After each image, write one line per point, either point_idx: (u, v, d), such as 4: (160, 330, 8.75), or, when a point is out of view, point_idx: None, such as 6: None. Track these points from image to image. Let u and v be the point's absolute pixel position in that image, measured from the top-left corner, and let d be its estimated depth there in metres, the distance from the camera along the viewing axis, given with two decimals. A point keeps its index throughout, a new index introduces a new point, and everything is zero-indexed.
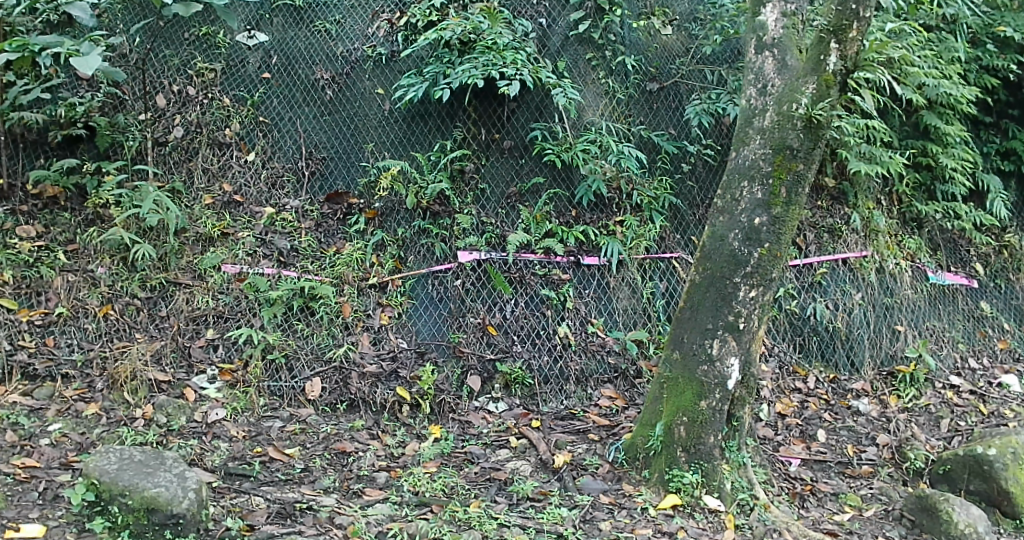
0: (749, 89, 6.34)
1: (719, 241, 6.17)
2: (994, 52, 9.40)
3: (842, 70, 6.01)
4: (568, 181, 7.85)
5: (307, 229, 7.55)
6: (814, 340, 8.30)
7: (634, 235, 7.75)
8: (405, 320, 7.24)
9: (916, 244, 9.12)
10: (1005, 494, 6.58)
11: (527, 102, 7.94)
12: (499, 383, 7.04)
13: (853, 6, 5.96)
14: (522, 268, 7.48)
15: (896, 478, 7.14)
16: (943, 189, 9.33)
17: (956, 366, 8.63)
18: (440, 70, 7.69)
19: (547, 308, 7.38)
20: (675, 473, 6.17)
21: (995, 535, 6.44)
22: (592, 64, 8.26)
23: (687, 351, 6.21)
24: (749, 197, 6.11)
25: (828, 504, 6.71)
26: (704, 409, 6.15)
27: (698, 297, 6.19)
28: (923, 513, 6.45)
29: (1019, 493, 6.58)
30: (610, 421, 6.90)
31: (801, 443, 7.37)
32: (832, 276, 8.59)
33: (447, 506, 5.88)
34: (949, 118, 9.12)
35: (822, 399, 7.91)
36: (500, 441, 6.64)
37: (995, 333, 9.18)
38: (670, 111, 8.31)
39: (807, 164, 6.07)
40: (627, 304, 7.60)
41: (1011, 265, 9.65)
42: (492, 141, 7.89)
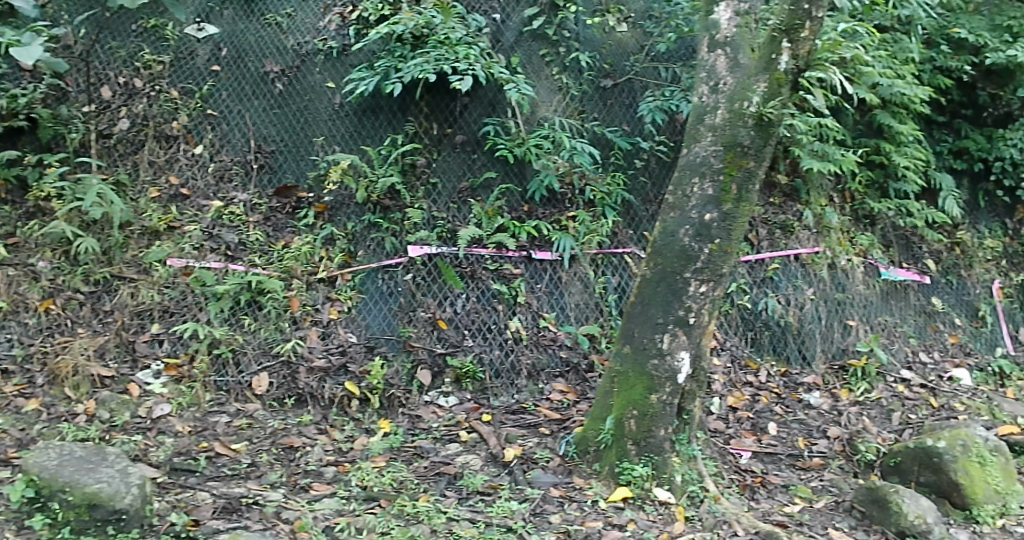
0: (700, 86, 6.34)
1: (670, 236, 6.20)
2: (947, 53, 9.58)
3: (792, 69, 6.08)
4: (521, 176, 7.86)
5: (255, 223, 7.48)
6: (766, 335, 8.38)
7: (586, 231, 7.74)
8: (355, 314, 7.20)
9: (868, 240, 9.24)
10: (954, 485, 6.69)
11: (480, 97, 7.94)
12: (449, 377, 7.03)
13: (805, 6, 5.99)
14: (473, 263, 7.47)
15: (846, 470, 7.22)
16: (896, 186, 9.44)
17: (907, 360, 8.76)
18: (392, 64, 7.66)
19: (499, 303, 7.39)
20: (625, 467, 6.21)
21: (945, 526, 6.55)
22: (546, 60, 8.29)
23: (637, 345, 6.23)
24: (699, 194, 6.15)
25: (779, 496, 6.79)
26: (654, 403, 6.18)
27: (649, 291, 6.22)
28: (874, 504, 6.52)
29: (968, 484, 6.69)
30: (561, 414, 6.91)
31: (752, 435, 7.44)
32: (783, 271, 8.66)
33: (395, 501, 5.88)
34: (902, 117, 9.26)
35: (773, 392, 7.99)
36: (450, 435, 6.63)
37: (946, 328, 9.32)
38: (624, 108, 8.35)
39: (757, 162, 6.11)
40: (580, 299, 7.62)
41: (963, 261, 9.77)
42: (444, 136, 7.90)
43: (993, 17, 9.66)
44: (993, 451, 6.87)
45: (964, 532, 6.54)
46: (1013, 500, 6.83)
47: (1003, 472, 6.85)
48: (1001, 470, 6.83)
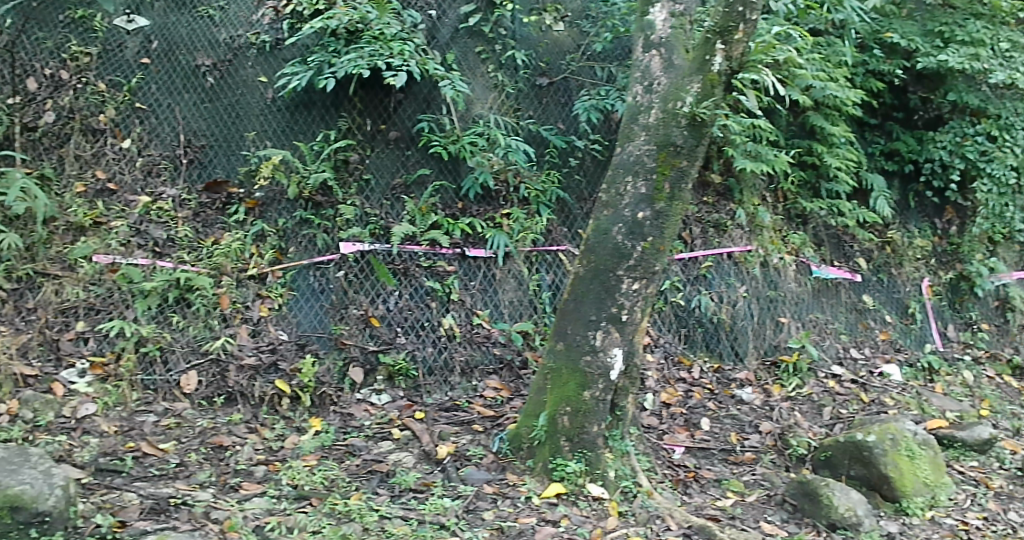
0: (635, 86, 6.39)
1: (603, 234, 6.25)
2: (880, 57, 9.83)
3: (726, 71, 6.16)
4: (455, 173, 7.89)
5: (184, 219, 7.37)
6: (699, 332, 8.50)
7: (520, 228, 7.78)
8: (286, 312, 7.15)
9: (800, 239, 9.43)
10: (884, 478, 6.84)
11: (414, 93, 7.95)
12: (382, 375, 7.03)
13: (739, 9, 6.08)
14: (406, 260, 7.47)
15: (778, 464, 7.36)
16: (828, 186, 9.66)
17: (838, 356, 8.96)
18: (325, 59, 7.62)
19: (432, 300, 7.40)
20: (559, 463, 6.25)
21: (874, 517, 6.70)
22: (481, 58, 8.31)
23: (571, 342, 6.28)
24: (632, 192, 6.20)
25: (711, 490, 6.89)
26: (587, 399, 6.23)
27: (582, 288, 6.27)
28: (804, 497, 6.67)
29: (897, 477, 6.85)
30: (494, 411, 6.95)
31: (685, 431, 7.55)
32: (717, 269, 8.79)
33: (327, 499, 5.87)
34: (835, 119, 9.45)
35: (706, 388, 8.11)
36: (383, 433, 6.63)
37: (877, 325, 9.54)
38: (559, 107, 8.41)
39: (690, 161, 6.18)
40: (513, 296, 7.66)
41: (893, 259, 10.01)
42: (378, 132, 7.89)
43: (925, 23, 9.87)
44: (922, 445, 7.07)
45: (894, 523, 6.70)
46: (942, 492, 7.01)
47: (931, 464, 7.04)
48: (930, 463, 7.03)
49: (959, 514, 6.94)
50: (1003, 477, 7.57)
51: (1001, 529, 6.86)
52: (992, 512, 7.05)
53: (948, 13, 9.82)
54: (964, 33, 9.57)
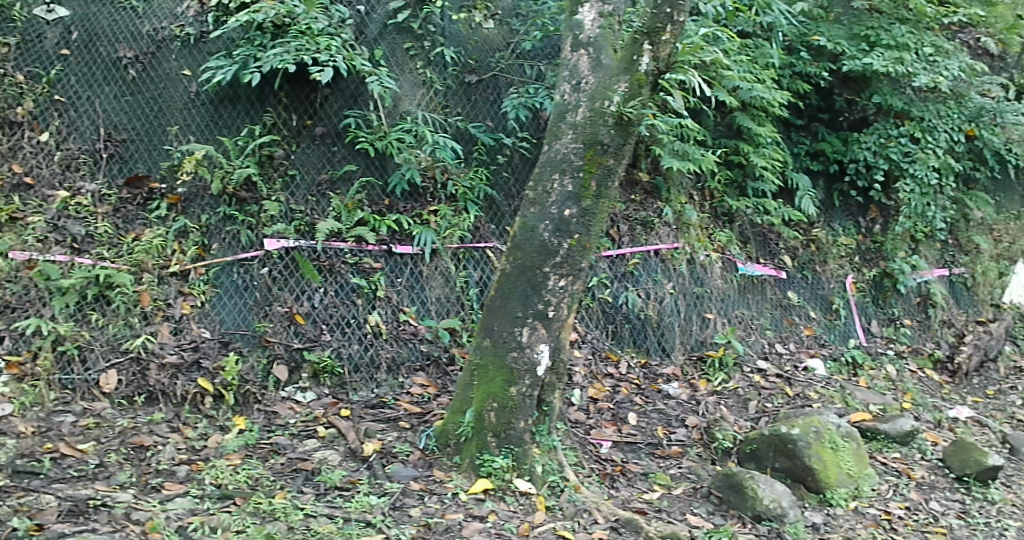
0: (563, 85, 6.42)
1: (530, 231, 6.29)
2: (807, 59, 10.08)
3: (653, 71, 6.27)
4: (381, 169, 7.88)
5: (103, 215, 7.25)
6: (626, 327, 8.61)
7: (448, 225, 7.82)
8: (208, 309, 7.08)
9: (726, 237, 9.62)
10: (808, 470, 7.02)
11: (341, 89, 7.91)
12: (307, 372, 7.03)
13: (667, 11, 6.21)
14: (332, 257, 7.46)
15: (704, 457, 7.50)
16: (755, 186, 9.87)
17: (763, 350, 9.17)
18: (251, 53, 7.56)
19: (358, 297, 7.40)
20: (486, 459, 6.29)
21: (799, 508, 6.87)
22: (410, 54, 8.30)
23: (497, 338, 6.32)
24: (559, 190, 6.25)
25: (638, 484, 7.00)
26: (514, 395, 6.29)
27: (508, 285, 6.31)
28: (730, 489, 6.79)
29: (821, 469, 7.04)
30: (421, 408, 7.02)
31: (612, 425, 7.65)
32: (644, 266, 8.92)
33: (251, 498, 5.83)
34: (761, 120, 9.65)
35: (632, 383, 8.24)
36: (308, 431, 6.64)
37: (801, 321, 9.78)
38: (488, 104, 8.47)
39: (616, 159, 6.25)
40: (440, 293, 7.71)
41: (818, 257, 10.28)
42: (303, 128, 7.82)
43: (852, 27, 10.18)
44: (845, 437, 7.35)
45: (818, 514, 6.88)
46: (864, 483, 7.23)
47: (854, 456, 7.30)
48: (852, 455, 7.28)
49: (882, 504, 7.15)
50: (924, 467, 7.81)
51: (922, 518, 7.07)
52: (913, 501, 7.27)
53: (874, 17, 10.12)
54: (890, 37, 9.87)
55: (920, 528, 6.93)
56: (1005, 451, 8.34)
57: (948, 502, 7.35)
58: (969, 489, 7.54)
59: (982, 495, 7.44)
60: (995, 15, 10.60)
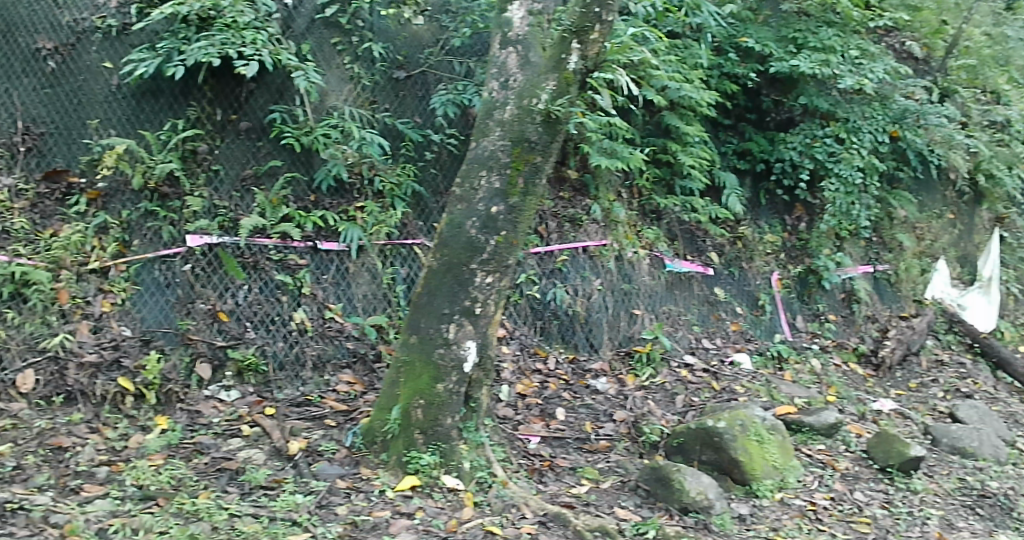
0: (491, 82, 6.45)
1: (456, 228, 6.31)
2: (734, 61, 10.30)
3: (581, 69, 6.30)
4: (307, 165, 7.84)
5: (20, 210, 7.08)
6: (555, 324, 8.69)
7: (374, 222, 7.85)
8: (129, 307, 6.98)
9: (654, 234, 9.76)
10: (734, 462, 7.19)
11: (267, 83, 7.83)
12: (231, 370, 7.00)
13: (596, 10, 6.23)
14: (256, 253, 7.43)
15: (632, 451, 7.61)
16: (682, 184, 10.04)
17: (690, 346, 9.35)
18: (174, 46, 7.45)
19: (282, 294, 7.40)
20: (412, 456, 6.33)
21: (725, 500, 7.02)
22: (337, 49, 8.27)
23: (424, 336, 6.33)
24: (486, 187, 6.29)
25: (566, 478, 7.08)
26: (440, 392, 6.31)
27: (434, 282, 6.33)
28: (657, 482, 6.91)
29: (746, 461, 7.21)
30: (347, 406, 7.05)
31: (540, 421, 7.72)
32: (572, 263, 9.00)
33: (174, 499, 5.78)
34: (689, 119, 9.83)
35: (561, 379, 8.32)
36: (232, 430, 6.63)
37: (728, 316, 9.99)
38: (416, 100, 8.50)
39: (544, 157, 6.30)
40: (367, 290, 7.76)
41: (745, 254, 10.47)
42: (228, 122, 7.74)
43: (779, 29, 10.43)
44: (770, 430, 7.51)
45: (744, 505, 7.03)
46: (790, 474, 7.43)
47: (779, 448, 7.48)
48: (778, 447, 7.46)
49: (807, 495, 7.33)
50: (848, 458, 8.03)
51: (847, 508, 7.26)
52: (838, 492, 7.46)
53: (801, 20, 10.43)
54: (817, 40, 10.16)
55: (845, 518, 7.11)
56: (927, 442, 8.65)
57: (872, 492, 7.56)
58: (893, 479, 7.77)
59: (905, 485, 7.69)
60: (920, 20, 11.39)
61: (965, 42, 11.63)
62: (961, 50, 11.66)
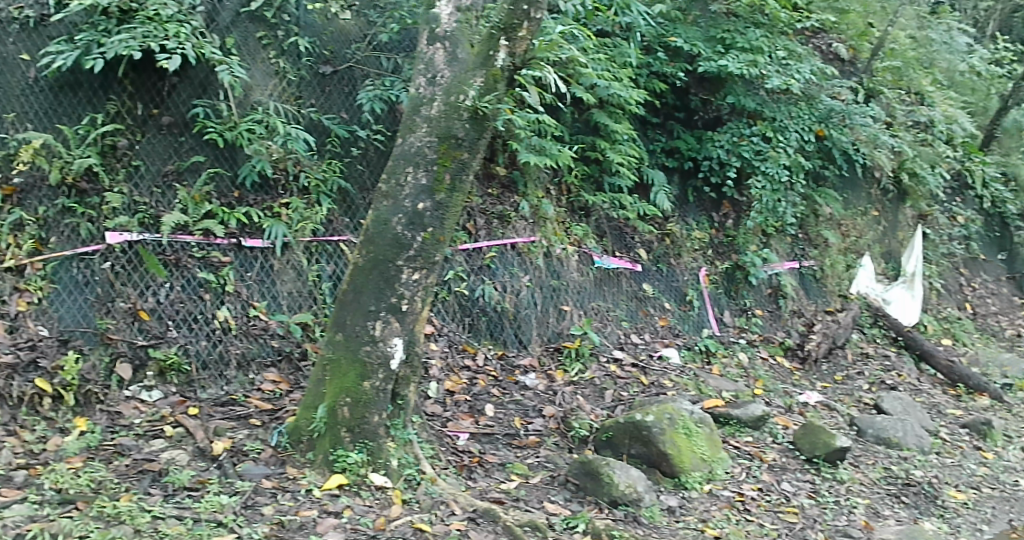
0: (418, 78, 6.39)
1: (383, 224, 6.27)
2: (663, 60, 10.39)
3: (508, 66, 6.34)
4: (231, 161, 7.78)
5: None
6: (483, 320, 8.73)
7: (299, 218, 7.88)
8: (46, 306, 6.83)
9: (582, 231, 9.85)
10: (663, 455, 7.30)
11: (190, 78, 7.70)
12: (152, 371, 6.92)
13: (524, 7, 6.26)
14: (178, 251, 7.33)
15: (561, 446, 7.67)
16: (611, 181, 10.14)
17: (619, 341, 9.48)
18: (94, 38, 7.25)
19: (205, 292, 7.34)
20: (340, 454, 6.29)
21: (654, 492, 7.13)
22: (262, 43, 8.13)
23: (349, 333, 6.30)
24: (413, 183, 6.26)
25: (495, 474, 7.11)
26: (367, 389, 6.29)
27: (360, 279, 6.29)
28: (587, 476, 6.97)
29: (674, 454, 7.34)
30: (272, 405, 7.04)
31: (469, 417, 7.73)
32: (500, 260, 9.04)
33: (94, 502, 5.69)
34: (617, 117, 9.92)
35: (489, 375, 8.36)
36: (154, 431, 6.55)
37: (656, 312, 10.15)
38: (343, 95, 8.50)
39: (471, 154, 6.32)
40: (292, 287, 7.78)
41: (672, 250, 10.65)
42: (149, 117, 7.57)
43: (708, 29, 10.61)
44: (698, 423, 7.65)
45: (673, 497, 7.15)
46: (718, 466, 7.57)
47: (707, 441, 7.62)
48: (705, 440, 7.60)
49: (734, 486, 7.48)
50: (775, 450, 8.20)
51: (774, 499, 7.43)
52: (766, 483, 7.63)
53: (730, 21, 10.65)
54: (744, 40, 10.37)
55: (773, 508, 7.29)
56: (853, 433, 8.86)
57: (799, 483, 7.75)
58: (819, 469, 7.98)
59: (831, 475, 7.91)
60: (847, 22, 11.91)
61: (891, 45, 12.21)
62: (887, 52, 12.19)
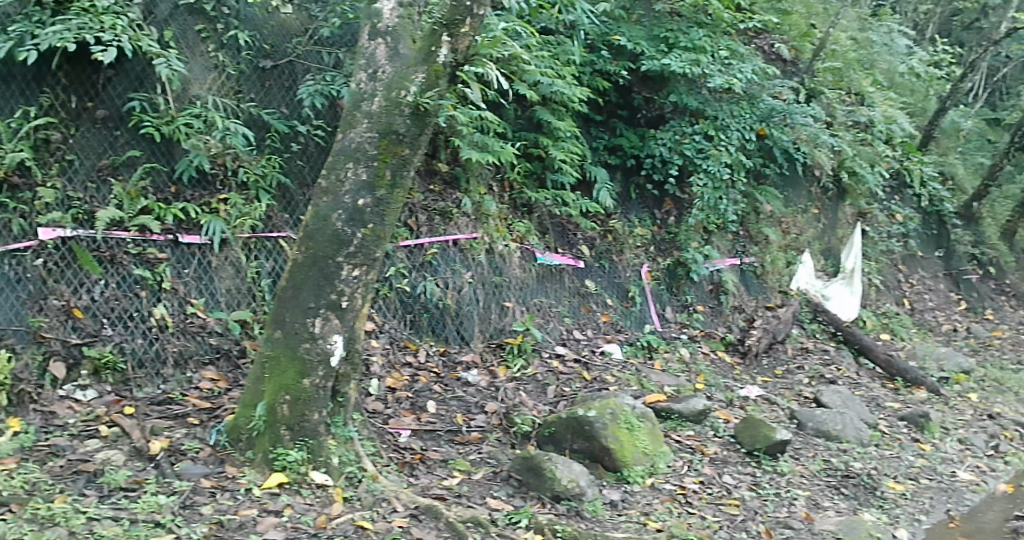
0: (359, 73, 6.34)
1: (322, 221, 6.24)
2: (606, 58, 10.46)
3: (450, 62, 6.35)
4: (168, 156, 7.68)
5: None
6: (425, 317, 8.73)
7: (238, 214, 7.80)
8: None
9: (525, 227, 9.90)
10: (605, 449, 7.38)
11: (126, 71, 7.55)
12: (87, 369, 6.81)
13: (467, 4, 6.28)
14: (113, 247, 7.20)
15: (504, 441, 7.70)
16: (555, 177, 10.16)
17: (561, 337, 9.54)
18: (27, 29, 7.00)
19: (141, 289, 7.23)
20: (279, 452, 6.24)
21: (597, 487, 7.20)
22: (202, 36, 8.01)
23: (288, 330, 6.25)
24: (353, 179, 6.23)
25: (437, 471, 7.11)
26: (307, 387, 6.25)
27: (300, 275, 6.24)
28: (530, 472, 7.02)
29: (616, 448, 7.42)
30: (211, 403, 6.97)
31: (411, 414, 7.73)
32: (442, 256, 9.03)
33: (27, 504, 5.59)
34: (560, 114, 9.99)
35: (432, 372, 8.36)
36: (89, 431, 6.43)
37: (598, 308, 10.25)
38: (283, 90, 8.42)
39: (412, 150, 6.30)
40: (230, 284, 7.69)
41: (614, 247, 10.76)
42: (83, 110, 7.37)
43: (652, 29, 10.70)
44: (640, 418, 7.77)
45: (616, 491, 7.24)
46: (660, 460, 7.67)
47: (648, 435, 7.73)
48: (647, 434, 7.70)
49: (676, 479, 7.58)
50: (717, 443, 8.33)
51: (716, 491, 7.56)
52: (707, 476, 7.75)
53: (674, 20, 10.79)
54: (688, 40, 10.48)
55: (714, 500, 7.41)
56: (793, 426, 9.05)
57: (740, 475, 7.89)
58: (760, 462, 8.13)
59: (772, 467, 8.06)
60: (789, 23, 12.09)
61: (834, 46, 12.64)
62: (829, 52, 12.61)
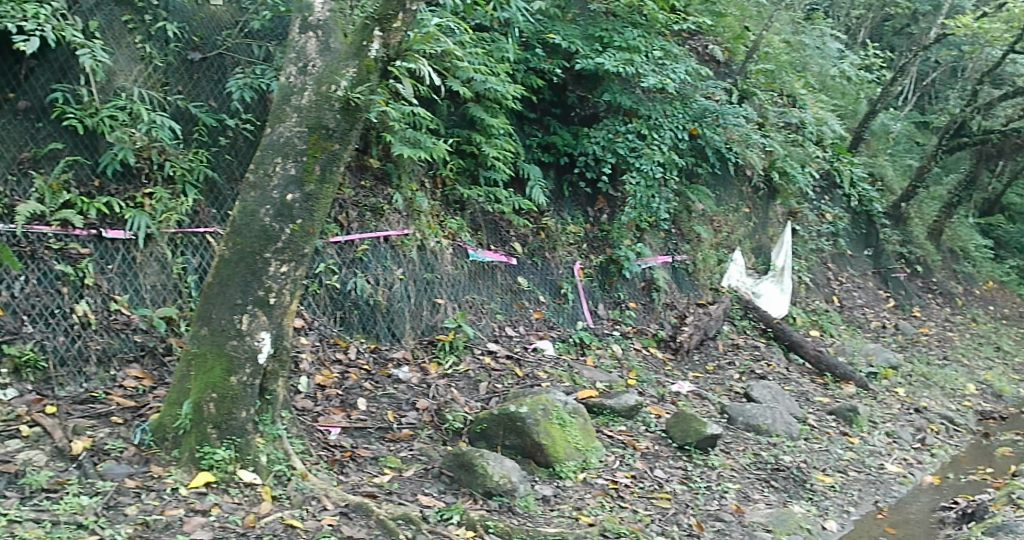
0: (289, 67, 6.28)
1: (249, 216, 6.16)
2: (541, 56, 10.51)
3: (382, 57, 6.33)
4: (92, 148, 7.50)
5: None
6: (356, 314, 8.69)
7: (164, 209, 7.65)
8: None
9: (457, 224, 9.91)
10: (537, 445, 7.45)
11: (49, 61, 7.34)
12: (6, 368, 6.61)
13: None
14: (34, 242, 7.02)
15: (436, 438, 7.71)
16: (486, 174, 10.21)
17: (493, 334, 9.58)
18: None
19: (63, 285, 7.05)
20: (206, 451, 6.14)
21: (528, 482, 7.26)
22: (128, 27, 7.86)
23: (215, 327, 6.17)
24: (281, 174, 6.17)
25: (367, 468, 7.09)
26: (234, 384, 6.17)
27: (226, 271, 6.16)
28: (461, 469, 7.05)
29: (548, 444, 7.49)
30: (135, 402, 6.85)
31: (341, 411, 7.69)
32: (374, 253, 8.99)
33: None
34: (494, 112, 9.99)
35: (362, 368, 8.33)
36: (9, 432, 6.25)
37: (531, 304, 10.30)
38: (211, 83, 8.30)
39: (342, 145, 6.27)
40: (156, 280, 7.56)
41: (547, 244, 10.84)
42: (4, 101, 7.15)
43: (587, 28, 10.81)
44: (572, 413, 7.86)
45: (548, 486, 7.30)
46: (592, 455, 7.75)
47: (580, 430, 7.83)
48: (579, 430, 7.80)
49: (609, 474, 7.68)
50: (648, 438, 8.45)
51: (647, 486, 7.67)
52: (639, 470, 7.87)
53: (608, 20, 10.89)
54: (621, 39, 10.59)
55: (645, 494, 7.53)
56: (724, 421, 9.22)
57: (671, 469, 8.02)
58: (691, 456, 8.27)
59: (702, 461, 8.22)
60: (725, 25, 12.39)
61: (766, 49, 12.96)
62: (761, 54, 12.88)
